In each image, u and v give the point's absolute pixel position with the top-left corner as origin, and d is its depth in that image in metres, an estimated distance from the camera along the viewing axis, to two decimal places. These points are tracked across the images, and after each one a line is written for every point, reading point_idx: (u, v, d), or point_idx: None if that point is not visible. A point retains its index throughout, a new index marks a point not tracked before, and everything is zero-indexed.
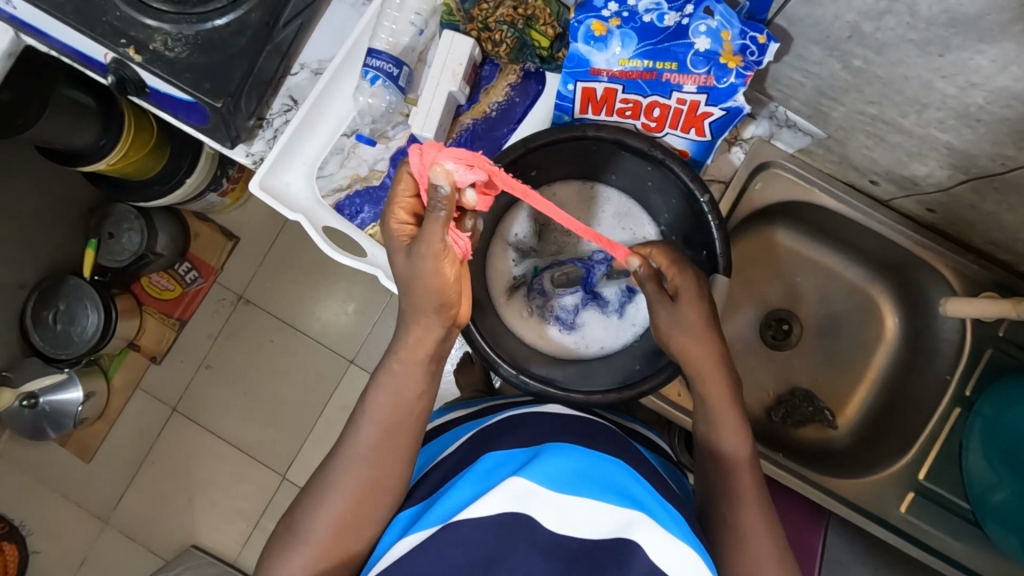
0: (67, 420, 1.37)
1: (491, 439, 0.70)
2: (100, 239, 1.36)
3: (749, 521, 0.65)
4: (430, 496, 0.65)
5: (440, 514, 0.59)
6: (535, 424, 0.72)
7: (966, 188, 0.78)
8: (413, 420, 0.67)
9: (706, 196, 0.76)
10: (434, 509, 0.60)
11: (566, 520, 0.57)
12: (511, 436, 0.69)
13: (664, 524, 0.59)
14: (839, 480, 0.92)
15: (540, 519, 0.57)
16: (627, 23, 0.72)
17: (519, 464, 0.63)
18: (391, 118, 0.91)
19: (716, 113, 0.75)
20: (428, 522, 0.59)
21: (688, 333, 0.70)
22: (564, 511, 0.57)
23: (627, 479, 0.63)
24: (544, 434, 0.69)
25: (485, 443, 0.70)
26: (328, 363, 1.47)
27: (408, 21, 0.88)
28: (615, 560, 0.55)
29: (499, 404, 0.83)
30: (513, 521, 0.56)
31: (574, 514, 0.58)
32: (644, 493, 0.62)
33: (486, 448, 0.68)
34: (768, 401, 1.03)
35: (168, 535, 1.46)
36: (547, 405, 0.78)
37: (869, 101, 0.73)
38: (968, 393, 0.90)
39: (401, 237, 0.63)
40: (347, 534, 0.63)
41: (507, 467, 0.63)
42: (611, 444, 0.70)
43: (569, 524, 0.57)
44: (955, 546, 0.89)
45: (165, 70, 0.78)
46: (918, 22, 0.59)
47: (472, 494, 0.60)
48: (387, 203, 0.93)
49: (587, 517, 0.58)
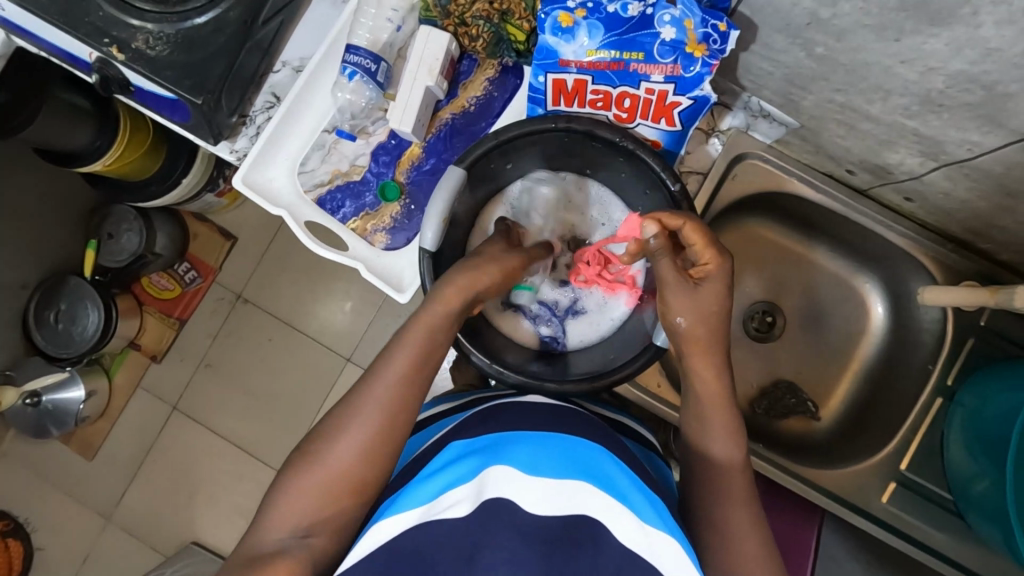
0: (69, 417, 1.39)
1: (462, 428, 0.68)
2: (100, 240, 1.39)
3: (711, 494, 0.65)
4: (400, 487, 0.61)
5: (416, 498, 0.56)
6: (512, 411, 0.70)
7: (938, 175, 0.78)
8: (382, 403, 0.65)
9: (676, 185, 0.77)
10: (407, 495, 0.57)
11: (542, 501, 0.54)
12: (483, 424, 0.67)
13: (642, 513, 0.56)
14: (819, 470, 0.92)
15: (517, 502, 0.54)
16: (592, 14, 0.72)
17: (492, 449, 0.61)
18: (370, 113, 0.93)
19: (683, 103, 0.75)
20: (402, 506, 0.56)
21: (704, 314, 0.71)
22: (539, 494, 0.55)
23: (598, 464, 0.60)
24: (513, 420, 0.67)
25: (455, 432, 0.68)
26: (324, 361, 1.49)
27: (386, 18, 0.89)
28: (593, 546, 0.52)
29: (481, 397, 0.82)
30: (493, 507, 0.53)
31: (553, 498, 0.55)
32: (622, 478, 0.59)
33: (454, 436, 0.67)
34: (752, 393, 1.03)
35: (168, 533, 1.47)
36: (525, 396, 0.77)
37: (836, 88, 0.73)
38: (949, 383, 0.90)
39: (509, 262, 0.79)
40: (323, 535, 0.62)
41: (478, 452, 0.61)
42: (586, 430, 0.67)
43: (545, 505, 0.54)
44: (937, 537, 0.88)
45: (146, 68, 0.80)
46: (872, 7, 0.59)
47: (444, 480, 0.57)
48: (367, 197, 0.96)
49: (565, 501, 0.55)
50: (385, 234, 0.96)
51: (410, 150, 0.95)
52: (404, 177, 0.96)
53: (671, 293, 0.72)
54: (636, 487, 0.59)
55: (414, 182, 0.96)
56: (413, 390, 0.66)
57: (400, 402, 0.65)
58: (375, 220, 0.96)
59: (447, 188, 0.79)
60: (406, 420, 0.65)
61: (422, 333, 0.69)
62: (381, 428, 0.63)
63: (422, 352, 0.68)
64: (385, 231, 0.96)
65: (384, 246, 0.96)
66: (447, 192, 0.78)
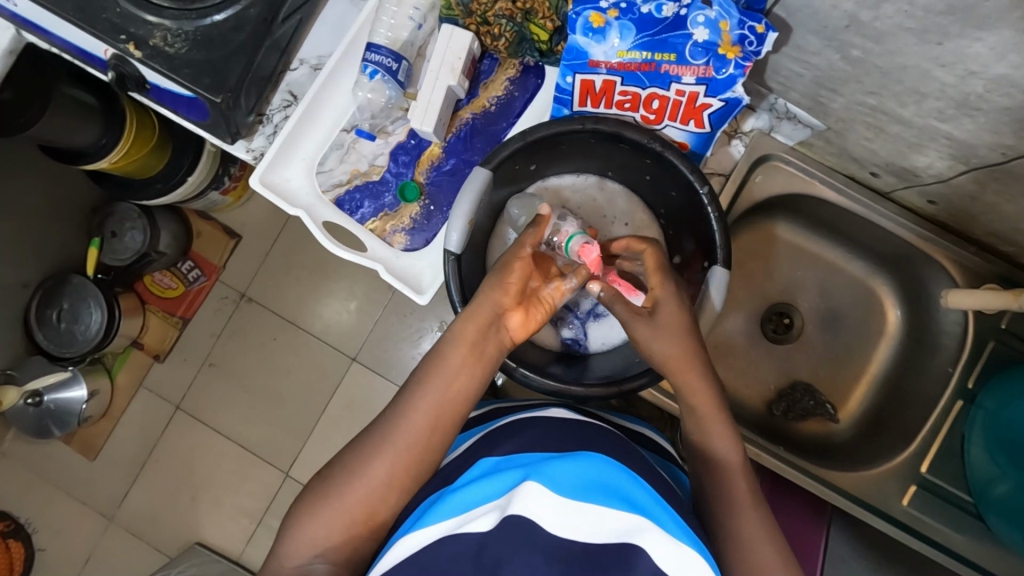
0: (71, 418, 1.38)
1: (493, 443, 0.67)
2: (103, 238, 1.37)
3: (743, 496, 0.64)
4: (429, 500, 0.60)
5: (443, 513, 0.55)
6: (539, 425, 0.68)
7: (966, 179, 0.77)
8: (415, 409, 0.65)
9: (705, 187, 0.76)
10: (437, 508, 0.56)
11: (569, 517, 0.51)
12: (511, 439, 0.66)
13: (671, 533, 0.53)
14: (840, 473, 0.92)
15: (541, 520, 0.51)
16: (625, 15, 0.71)
17: (521, 465, 0.58)
18: (390, 113, 0.92)
19: (714, 105, 0.75)
20: (432, 518, 0.55)
21: (673, 339, 0.70)
22: (564, 510, 0.52)
23: (624, 480, 0.57)
24: (543, 437, 0.65)
25: (488, 446, 0.66)
26: (329, 360, 1.48)
27: (407, 16, 0.88)
28: (618, 566, 0.49)
29: (508, 406, 0.81)
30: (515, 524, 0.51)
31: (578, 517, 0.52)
32: (649, 498, 0.57)
33: (486, 451, 0.65)
34: (769, 395, 1.03)
35: (172, 534, 1.46)
36: (550, 408, 0.75)
37: (868, 91, 0.73)
38: (969, 386, 0.90)
39: (523, 262, 0.72)
40: (349, 541, 0.61)
41: (507, 469, 0.59)
42: (615, 448, 0.66)
43: (570, 522, 0.51)
44: (958, 540, 0.88)
45: (164, 66, 0.79)
46: (915, 10, 0.58)
47: (470, 496, 0.56)
48: (386, 197, 0.95)
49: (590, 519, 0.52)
50: (404, 235, 0.95)
51: (430, 150, 0.94)
52: (423, 177, 0.95)
53: (636, 327, 0.71)
54: (665, 508, 0.57)
55: (433, 182, 0.95)
56: (451, 399, 0.67)
57: (431, 411, 0.65)
58: (394, 221, 0.95)
59: (473, 191, 0.78)
60: (440, 436, 0.65)
61: (457, 352, 0.68)
62: (414, 441, 0.64)
63: (456, 371, 0.68)
64: (404, 231, 0.95)
65: (403, 247, 0.95)
66: (473, 194, 0.78)
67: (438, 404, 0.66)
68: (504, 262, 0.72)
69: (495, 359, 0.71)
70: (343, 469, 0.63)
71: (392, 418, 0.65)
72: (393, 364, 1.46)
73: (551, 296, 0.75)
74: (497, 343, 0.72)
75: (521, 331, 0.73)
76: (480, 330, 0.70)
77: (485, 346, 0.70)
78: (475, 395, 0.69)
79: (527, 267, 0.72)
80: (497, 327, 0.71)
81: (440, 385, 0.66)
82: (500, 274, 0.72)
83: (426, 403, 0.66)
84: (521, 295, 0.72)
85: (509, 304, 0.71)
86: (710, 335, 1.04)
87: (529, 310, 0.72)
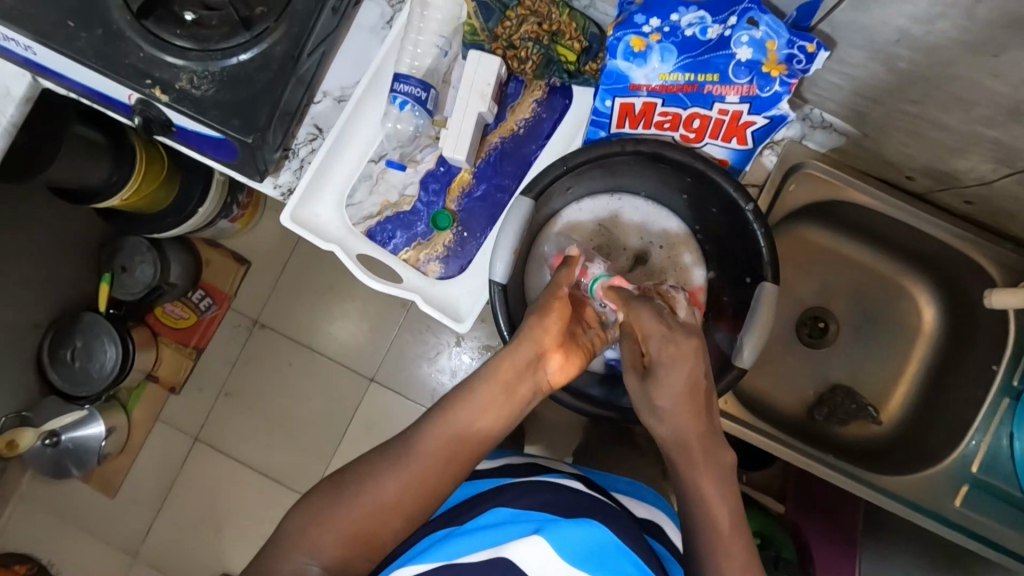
0: (90, 456, 1.36)
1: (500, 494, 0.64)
2: (114, 273, 1.36)
3: None
4: (426, 542, 0.59)
5: (441, 552, 0.54)
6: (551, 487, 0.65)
7: (1010, 181, 0.77)
8: (436, 434, 0.64)
9: (750, 204, 0.75)
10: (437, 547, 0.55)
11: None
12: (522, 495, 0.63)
13: None
14: (890, 477, 0.91)
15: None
16: (667, 38, 0.71)
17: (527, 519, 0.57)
18: (419, 142, 0.91)
19: (758, 122, 0.74)
20: (431, 556, 0.54)
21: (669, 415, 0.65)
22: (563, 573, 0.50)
23: (620, 552, 0.55)
24: (550, 499, 0.62)
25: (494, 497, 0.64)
26: (348, 382, 1.47)
27: (432, 44, 0.87)
28: None
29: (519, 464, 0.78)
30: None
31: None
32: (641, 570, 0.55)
33: (495, 501, 0.63)
34: (809, 400, 1.03)
35: (197, 566, 1.44)
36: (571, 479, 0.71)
37: (911, 100, 0.73)
38: (1015, 383, 0.88)
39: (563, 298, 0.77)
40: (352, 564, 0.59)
41: (512, 522, 0.57)
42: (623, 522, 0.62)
43: None
44: (1011, 535, 0.87)
45: (192, 108, 0.78)
46: (974, 24, 0.58)
47: (474, 540, 0.54)
48: (418, 227, 0.94)
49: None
50: (439, 263, 0.94)
51: (460, 177, 0.93)
52: (454, 205, 0.94)
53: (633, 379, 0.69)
54: None
55: (465, 209, 0.94)
56: (468, 436, 0.65)
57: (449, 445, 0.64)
58: (428, 249, 0.94)
59: (517, 220, 0.77)
60: (450, 470, 0.64)
61: (485, 389, 0.67)
62: (426, 468, 0.62)
63: (484, 408, 0.67)
64: (438, 260, 0.94)
65: (439, 275, 0.94)
66: (517, 223, 0.77)
67: (457, 435, 0.65)
68: (545, 302, 0.75)
69: (526, 402, 0.70)
70: (365, 478, 0.62)
71: (419, 441, 0.64)
72: (414, 384, 1.45)
73: (587, 342, 0.77)
74: (532, 384, 0.71)
75: (559, 376, 0.73)
76: (516, 369, 0.69)
77: (518, 386, 0.69)
78: (497, 436, 0.67)
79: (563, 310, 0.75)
80: (533, 370, 0.71)
81: (462, 418, 0.66)
82: (541, 311, 0.74)
83: (446, 436, 0.65)
84: (562, 339, 0.73)
85: (549, 346, 0.72)
86: None
87: (568, 354, 0.73)
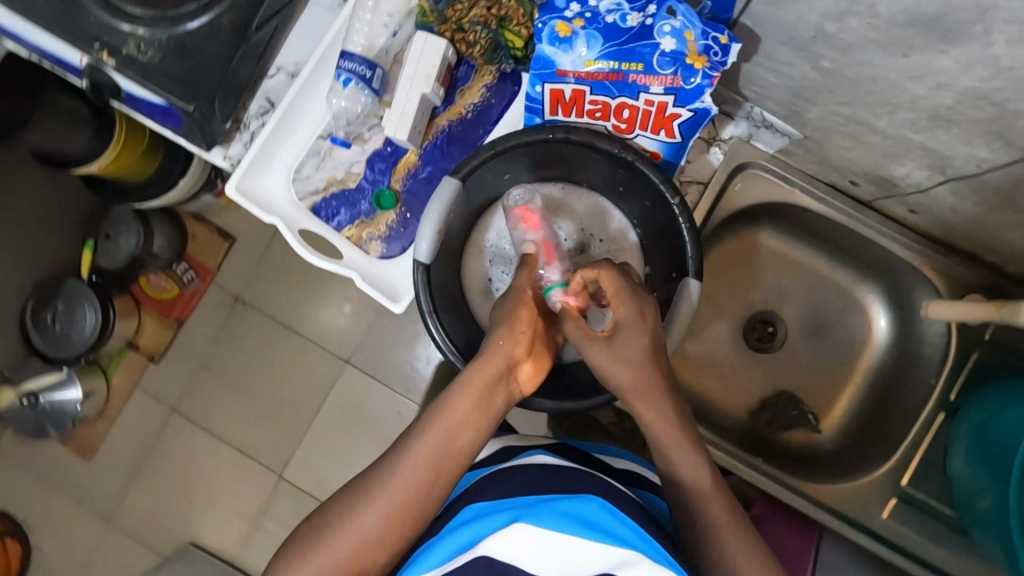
0: (66, 419, 1.39)
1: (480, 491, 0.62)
2: (97, 240, 1.37)
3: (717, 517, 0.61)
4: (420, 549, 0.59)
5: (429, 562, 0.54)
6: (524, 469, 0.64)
7: (944, 189, 0.76)
8: (409, 456, 0.60)
9: (675, 199, 0.75)
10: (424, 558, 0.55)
11: (550, 556, 0.51)
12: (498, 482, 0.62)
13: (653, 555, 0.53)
14: (820, 486, 0.91)
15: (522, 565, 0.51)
16: (590, 24, 0.71)
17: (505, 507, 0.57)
18: (366, 120, 0.91)
19: (683, 115, 0.74)
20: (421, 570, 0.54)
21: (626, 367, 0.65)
22: (544, 550, 0.51)
23: (603, 512, 0.56)
24: (525, 481, 0.61)
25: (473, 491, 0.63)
26: (322, 363, 1.48)
27: (382, 24, 0.88)
28: None
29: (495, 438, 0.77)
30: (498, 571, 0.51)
31: (559, 552, 0.51)
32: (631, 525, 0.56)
33: (472, 495, 0.62)
34: (752, 403, 1.01)
35: (169, 534, 1.47)
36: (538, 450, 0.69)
37: (842, 101, 0.72)
38: (952, 399, 0.89)
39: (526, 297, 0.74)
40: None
41: (489, 512, 0.57)
42: (606, 486, 0.62)
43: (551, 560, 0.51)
44: (935, 551, 0.87)
45: (138, 74, 0.79)
46: (880, 23, 0.58)
47: (457, 541, 0.55)
48: (362, 205, 0.94)
49: (572, 556, 0.51)
50: (380, 243, 0.94)
51: (407, 157, 0.94)
52: (399, 184, 0.94)
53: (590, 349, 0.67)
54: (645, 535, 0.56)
55: (410, 190, 0.94)
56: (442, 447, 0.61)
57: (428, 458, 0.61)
58: (370, 229, 0.94)
59: (442, 201, 0.77)
60: (438, 482, 0.61)
61: (457, 405, 0.63)
62: (410, 492, 0.59)
63: (460, 425, 0.62)
64: (380, 239, 0.94)
65: (380, 254, 0.95)
66: (441, 205, 0.77)
67: (431, 450, 0.61)
68: (510, 310, 0.70)
69: (502, 412, 0.66)
70: (343, 506, 0.59)
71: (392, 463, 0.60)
72: (390, 370, 1.46)
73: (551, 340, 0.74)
74: (507, 394, 0.67)
75: (530, 384, 0.70)
76: (491, 383, 0.65)
77: (493, 398, 0.65)
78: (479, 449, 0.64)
79: (531, 313, 0.71)
80: (507, 381, 0.67)
81: (439, 436, 0.61)
82: (506, 319, 0.70)
83: (420, 458, 0.60)
84: (531, 345, 0.70)
85: (520, 355, 0.68)
86: (698, 345, 1.03)
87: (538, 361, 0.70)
